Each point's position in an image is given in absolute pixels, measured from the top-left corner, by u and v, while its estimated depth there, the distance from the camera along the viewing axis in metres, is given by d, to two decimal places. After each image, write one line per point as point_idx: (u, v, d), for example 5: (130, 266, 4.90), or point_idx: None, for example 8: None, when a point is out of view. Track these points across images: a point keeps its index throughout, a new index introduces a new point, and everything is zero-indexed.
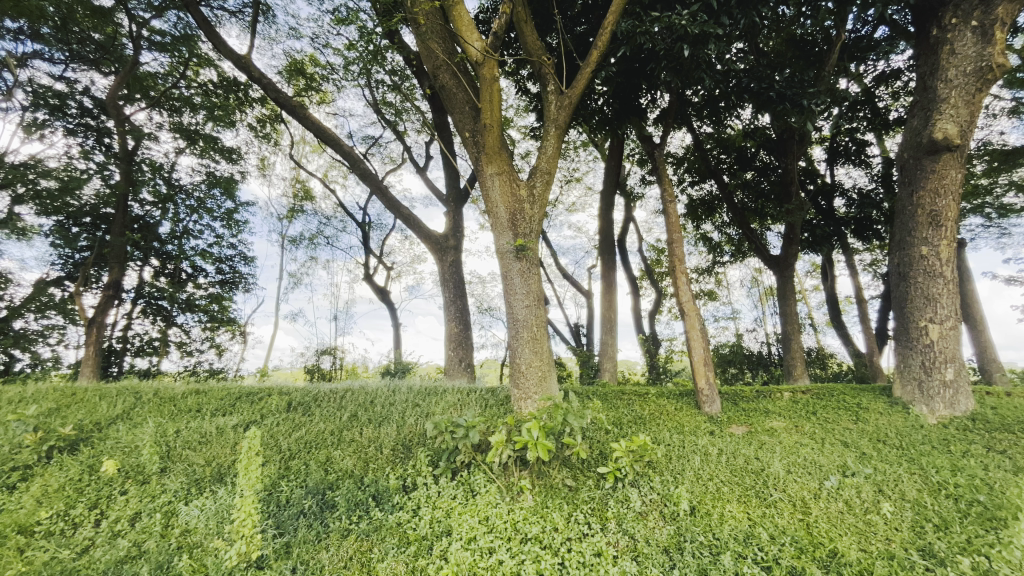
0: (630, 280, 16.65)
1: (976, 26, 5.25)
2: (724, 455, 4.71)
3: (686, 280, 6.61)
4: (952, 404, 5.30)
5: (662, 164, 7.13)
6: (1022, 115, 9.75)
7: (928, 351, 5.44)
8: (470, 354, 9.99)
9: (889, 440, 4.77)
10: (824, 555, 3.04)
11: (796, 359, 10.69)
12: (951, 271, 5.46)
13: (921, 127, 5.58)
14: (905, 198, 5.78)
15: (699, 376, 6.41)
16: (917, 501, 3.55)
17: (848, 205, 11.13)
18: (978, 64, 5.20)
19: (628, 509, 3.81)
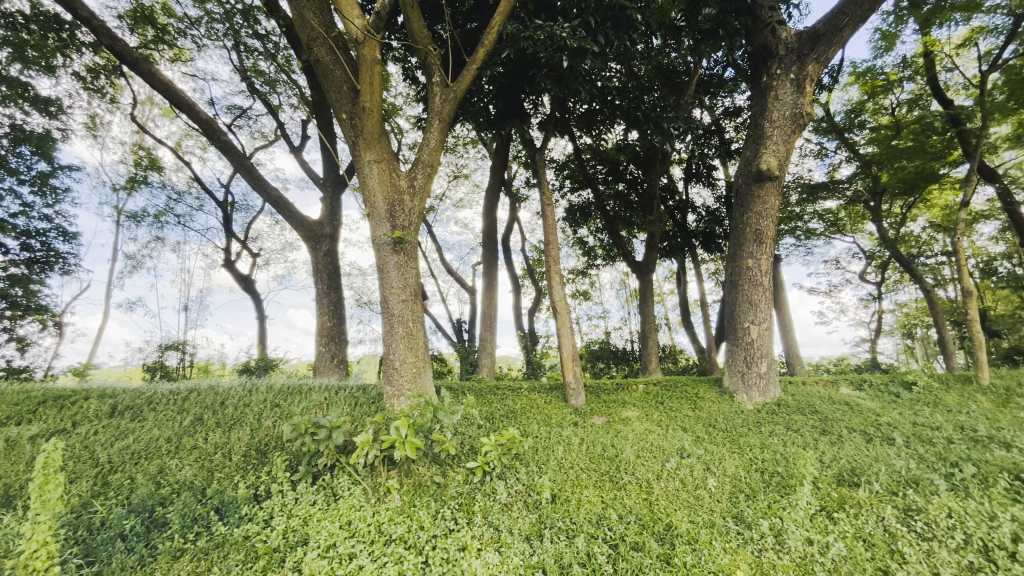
0: (512, 278, 17.15)
1: (794, 77, 6.29)
2: (584, 443, 5.08)
3: (559, 279, 6.97)
4: (763, 392, 6.35)
5: (542, 168, 7.42)
6: (823, 157, 12.05)
7: (749, 348, 6.44)
8: (344, 350, 9.43)
9: (718, 425, 5.54)
10: (661, 529, 3.42)
11: (651, 354, 11.95)
12: (768, 281, 6.51)
13: (752, 157, 6.55)
14: (737, 217, 6.75)
15: (568, 370, 6.83)
16: (734, 476, 4.17)
17: (698, 220, 12.73)
18: (794, 111, 6.26)
19: (494, 502, 3.90)
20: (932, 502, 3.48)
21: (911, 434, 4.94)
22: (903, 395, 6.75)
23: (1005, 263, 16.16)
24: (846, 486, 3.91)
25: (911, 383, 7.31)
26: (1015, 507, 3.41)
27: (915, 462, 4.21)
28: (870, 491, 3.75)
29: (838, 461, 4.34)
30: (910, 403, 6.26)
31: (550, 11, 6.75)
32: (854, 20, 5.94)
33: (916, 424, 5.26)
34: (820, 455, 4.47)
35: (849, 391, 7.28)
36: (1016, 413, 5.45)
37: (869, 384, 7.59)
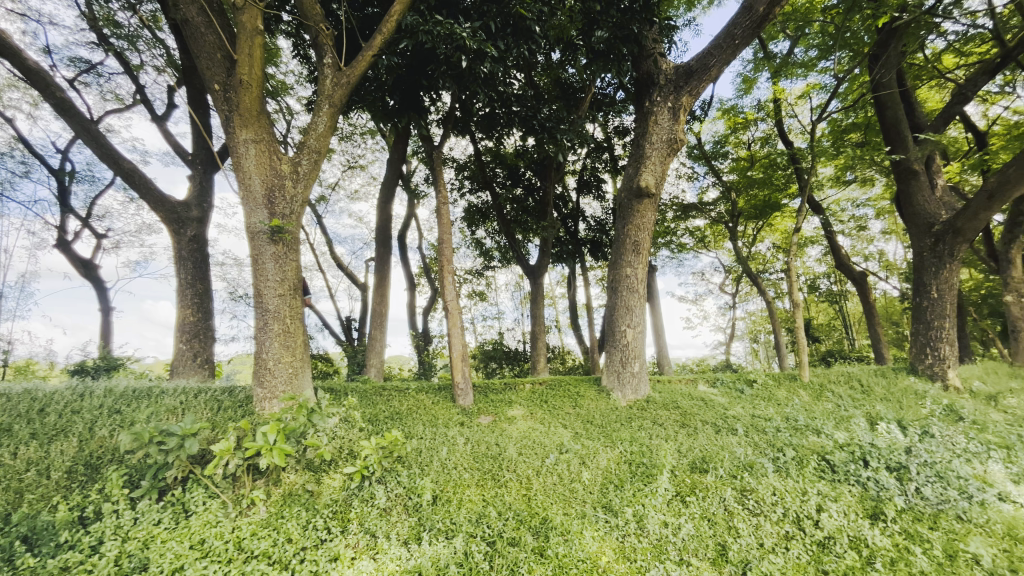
0: (408, 276, 16.74)
1: (671, 106, 6.92)
2: (468, 443, 5.12)
3: (451, 279, 6.93)
4: (636, 390, 6.92)
5: (439, 165, 7.33)
6: (694, 180, 13.53)
7: (625, 349, 6.99)
8: (210, 349, 8.44)
9: (594, 421, 5.93)
10: (537, 523, 3.55)
11: (540, 354, 12.45)
12: (643, 288, 7.11)
13: (633, 174, 7.09)
14: (619, 228, 7.27)
15: (457, 370, 6.82)
16: (605, 468, 4.49)
17: (588, 229, 13.55)
18: (669, 136, 6.89)
19: (372, 507, 3.76)
20: (762, 483, 4.07)
21: (750, 425, 5.73)
22: (746, 391, 7.83)
23: (825, 280, 19.56)
24: (697, 472, 4.41)
25: (753, 381, 8.49)
26: (820, 483, 4.13)
27: (751, 448, 4.89)
28: (716, 476, 4.28)
29: (693, 451, 4.88)
30: (751, 398, 7.27)
31: (452, 8, 6.70)
32: (720, 62, 6.58)
33: (754, 416, 6.12)
34: (678, 446, 5.00)
35: (706, 388, 8.24)
36: (826, 405, 6.60)
37: (721, 382, 8.68)
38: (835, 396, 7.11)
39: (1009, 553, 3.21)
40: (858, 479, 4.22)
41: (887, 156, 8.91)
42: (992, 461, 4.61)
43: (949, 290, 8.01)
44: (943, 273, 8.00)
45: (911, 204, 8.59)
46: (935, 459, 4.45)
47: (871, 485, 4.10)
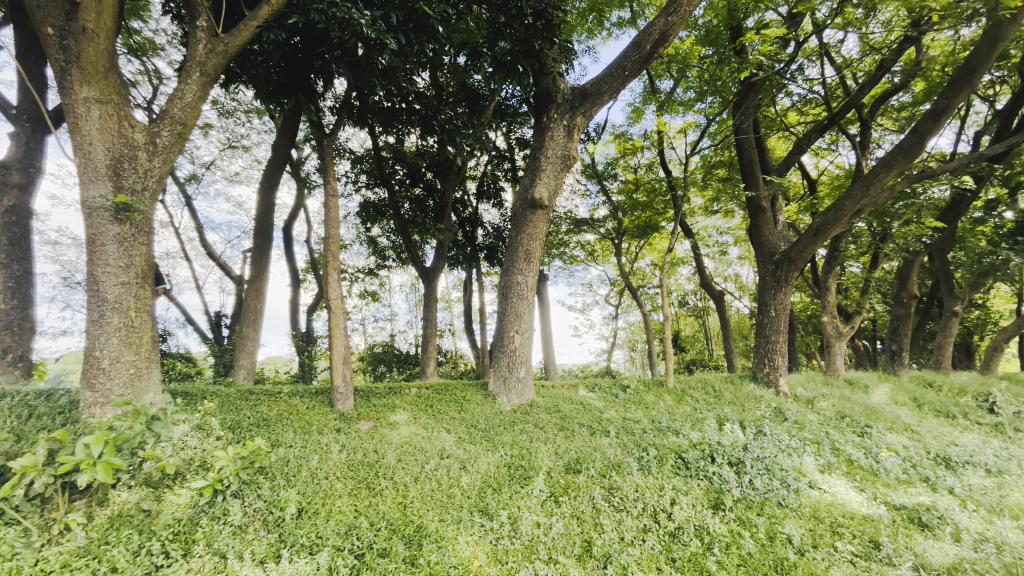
0: (292, 271, 15.49)
1: (567, 124, 7.19)
2: (344, 450, 4.83)
3: (336, 276, 6.55)
4: (520, 394, 7.12)
5: (329, 155, 6.90)
6: (587, 197, 14.37)
7: (512, 354, 7.15)
8: (26, 343, 6.99)
9: (478, 425, 5.95)
10: (411, 532, 3.45)
11: (430, 357, 12.28)
12: (532, 295, 7.35)
13: (529, 184, 7.26)
14: (512, 236, 7.42)
15: (337, 373, 6.44)
16: (484, 472, 4.53)
17: (485, 235, 13.69)
18: (563, 152, 7.17)
19: (224, 525, 3.37)
20: (627, 481, 4.41)
21: (621, 427, 6.19)
22: (620, 396, 8.45)
23: (692, 297, 21.98)
24: (571, 473, 4.63)
25: (626, 386, 9.22)
26: (675, 479, 4.58)
27: (620, 449, 5.28)
28: (587, 476, 4.54)
29: (568, 452, 5.13)
30: (624, 402, 7.88)
31: None
32: (611, 89, 6.97)
33: (625, 419, 6.61)
34: (555, 448, 5.22)
35: (585, 392, 8.76)
36: (685, 408, 7.38)
37: (599, 387, 9.28)
38: (693, 399, 7.98)
39: (813, 531, 3.83)
40: (706, 473, 4.75)
41: (742, 191, 10.27)
42: (806, 454, 5.51)
43: (783, 311, 9.45)
44: (780, 295, 9.41)
45: (759, 235, 10.00)
46: (764, 454, 5.18)
47: (715, 478, 4.64)
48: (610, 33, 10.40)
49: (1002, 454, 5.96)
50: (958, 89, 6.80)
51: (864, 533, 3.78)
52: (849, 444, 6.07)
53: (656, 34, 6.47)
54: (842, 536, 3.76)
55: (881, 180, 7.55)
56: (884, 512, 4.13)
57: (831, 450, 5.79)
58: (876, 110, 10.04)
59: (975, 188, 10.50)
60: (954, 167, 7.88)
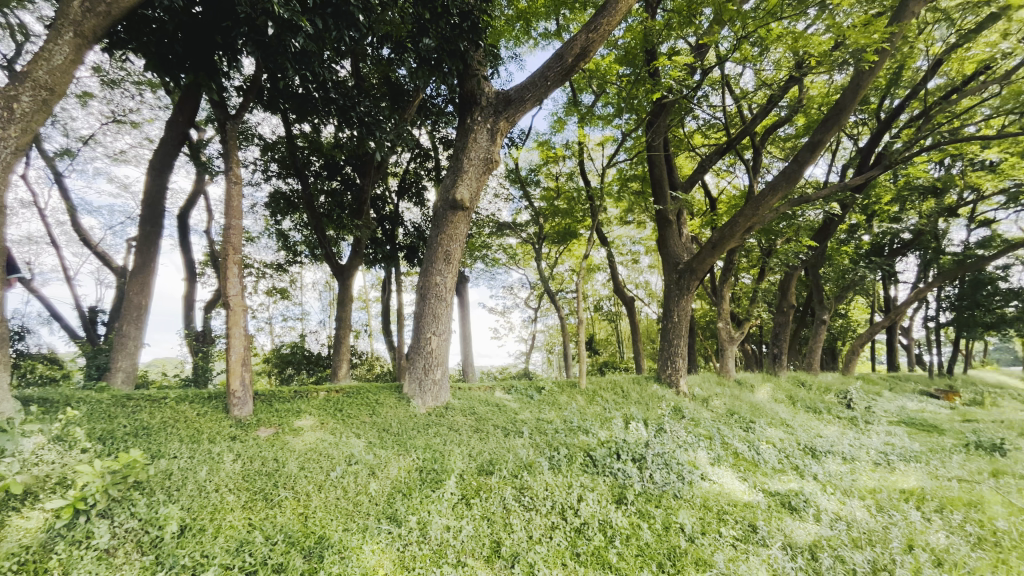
0: (187, 264, 14.03)
1: (490, 127, 7.15)
2: (238, 460, 4.45)
3: (237, 271, 6.03)
4: (435, 397, 7.03)
5: (232, 139, 6.33)
6: (510, 201, 14.56)
7: (428, 357, 7.03)
8: None
9: (390, 429, 5.78)
10: (311, 543, 3.27)
11: (343, 359, 11.74)
12: (451, 297, 7.28)
13: (450, 184, 7.15)
14: (432, 236, 7.28)
15: (234, 376, 5.93)
16: (394, 477, 4.39)
17: (405, 234, 13.36)
18: (485, 155, 7.13)
19: (86, 550, 2.96)
20: (537, 480, 4.51)
21: (534, 428, 6.33)
22: (535, 397, 8.64)
23: (607, 302, 23.11)
24: (483, 475, 4.65)
25: (541, 387, 9.46)
26: (583, 476, 4.77)
27: (533, 449, 5.39)
28: (500, 477, 4.58)
29: (481, 454, 5.14)
30: (538, 403, 8.07)
31: None
32: (534, 97, 7.02)
33: (539, 420, 6.77)
34: (468, 450, 5.21)
35: (501, 394, 8.85)
36: (595, 408, 7.73)
37: (515, 389, 9.44)
38: (602, 400, 8.37)
39: (703, 519, 4.18)
40: (611, 470, 5.00)
41: (652, 204, 10.98)
42: (700, 448, 6.01)
43: (684, 318, 10.23)
44: (682, 302, 10.18)
45: (666, 246, 10.76)
46: (664, 450, 5.56)
47: (620, 474, 4.90)
48: (536, 42, 10.65)
49: (855, 443, 6.91)
50: (830, 128, 7.77)
51: (744, 519, 4.19)
52: (736, 438, 6.71)
53: (578, 48, 6.63)
54: (726, 522, 4.13)
55: (768, 202, 8.43)
56: (760, 499, 4.62)
57: (721, 444, 6.36)
58: (766, 139, 11.21)
59: (841, 213, 12.10)
60: (825, 195, 9.00)
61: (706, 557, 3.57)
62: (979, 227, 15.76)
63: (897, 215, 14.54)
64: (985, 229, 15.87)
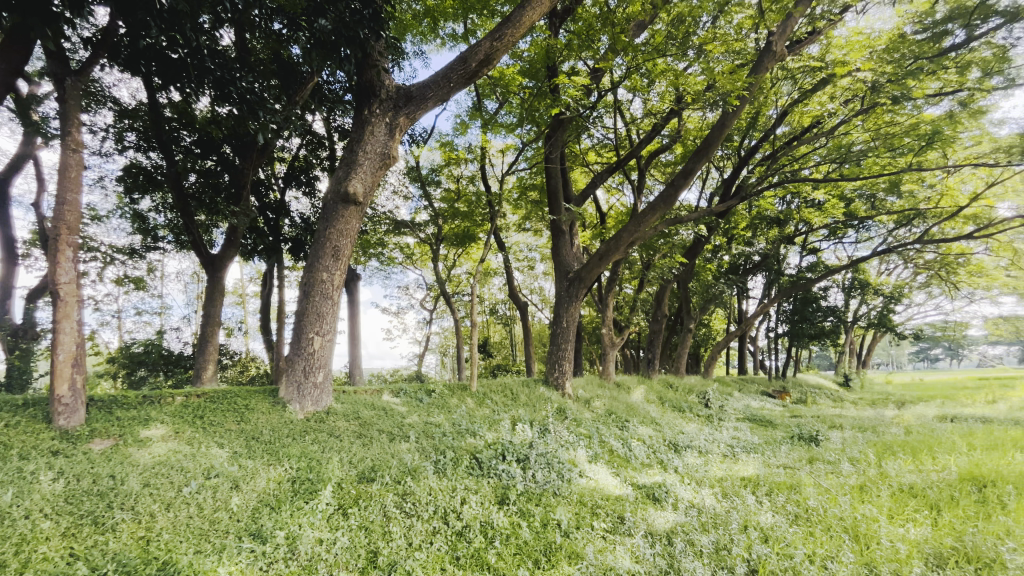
0: (5, 243, 11.55)
1: (388, 122, 6.83)
2: (61, 480, 3.75)
3: (72, 256, 5.11)
4: (316, 401, 6.60)
5: (74, 100, 5.36)
6: (409, 200, 14.20)
7: (310, 358, 6.57)
8: None
9: (261, 437, 5.28)
10: (153, 569, 2.86)
11: (209, 361, 10.52)
12: (338, 295, 6.86)
13: (343, 177, 6.72)
14: (320, 230, 6.79)
15: (61, 380, 5.00)
16: (262, 491, 4.01)
17: (291, 225, 12.38)
18: (383, 150, 6.80)
19: None
20: (420, 485, 4.43)
21: (421, 431, 6.22)
22: (425, 400, 8.52)
23: (502, 307, 23.60)
24: (363, 482, 4.45)
25: (431, 390, 9.33)
26: (467, 479, 4.79)
27: (418, 453, 5.29)
28: (381, 484, 4.42)
29: (363, 461, 4.92)
30: (427, 406, 7.97)
31: None
32: (436, 97, 6.79)
33: (427, 423, 6.67)
34: (349, 457, 4.95)
35: (389, 398, 8.57)
36: (484, 410, 7.82)
37: (404, 391, 9.22)
38: (492, 402, 8.50)
39: (578, 514, 4.43)
40: (495, 472, 5.08)
41: (547, 214, 11.43)
42: (579, 447, 6.38)
43: (571, 324, 10.79)
44: (571, 308, 10.73)
45: (559, 255, 11.27)
46: (547, 450, 5.81)
47: (503, 475, 5.00)
48: (443, 42, 10.56)
49: (709, 438, 7.83)
50: (702, 159, 8.72)
51: (614, 511, 4.53)
52: (612, 437, 7.24)
53: (481, 55, 6.52)
54: (598, 516, 4.43)
55: (649, 220, 9.22)
56: (628, 492, 5.02)
57: (599, 442, 6.82)
58: (650, 162, 12.28)
59: (707, 235, 13.68)
60: (695, 218, 10.09)
61: (579, 549, 3.78)
62: (808, 254, 18.87)
63: (750, 239, 16.86)
64: (812, 256, 19.05)
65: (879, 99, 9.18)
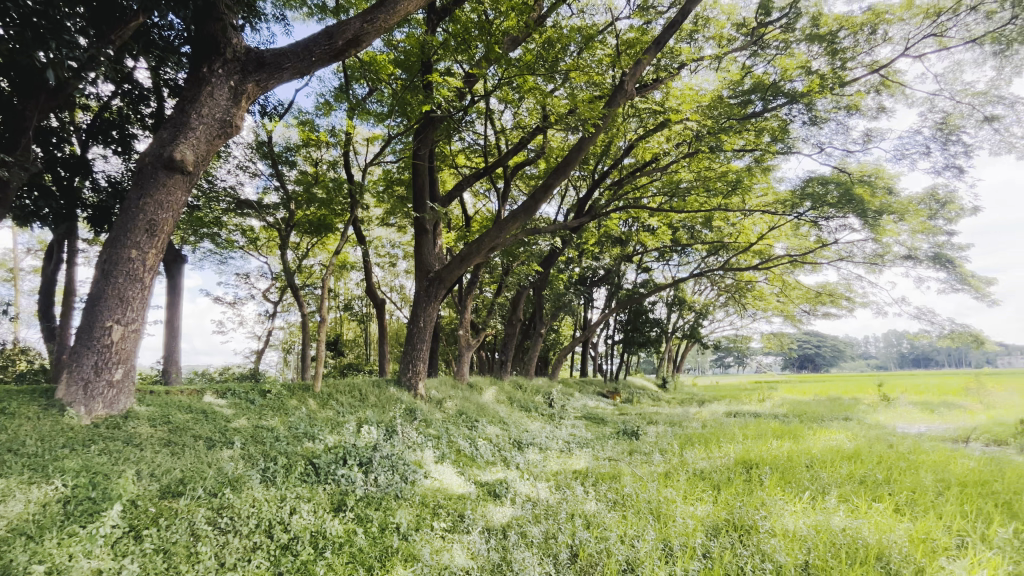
0: None
1: (232, 86, 5.85)
2: None
3: None
4: (110, 404, 5.52)
5: None
6: (257, 178, 12.69)
7: (105, 351, 5.43)
8: None
9: (21, 450, 4.18)
10: None
11: None
12: (151, 278, 5.77)
13: (167, 140, 5.65)
14: (131, 199, 5.64)
15: None
16: (18, 516, 3.17)
17: (93, 189, 10.18)
18: (223, 117, 5.83)
19: None
20: (242, 497, 3.94)
21: (250, 436, 5.57)
22: (257, 402, 7.63)
23: (358, 303, 22.45)
24: (167, 498, 3.81)
25: (266, 391, 8.42)
26: (299, 487, 4.41)
27: (242, 462, 4.71)
28: (191, 498, 3.83)
29: (170, 473, 4.23)
30: (259, 408, 7.16)
31: None
32: (293, 70, 5.94)
33: (257, 427, 5.99)
34: (150, 470, 4.20)
35: (211, 399, 7.51)
36: (327, 412, 7.30)
37: (232, 393, 8.14)
38: (337, 403, 7.98)
39: (419, 516, 4.39)
40: (333, 477, 4.77)
41: (411, 210, 11.16)
42: (427, 448, 6.35)
43: (428, 324, 10.69)
44: (429, 308, 10.65)
45: (421, 253, 11.09)
46: (392, 452, 5.65)
47: (342, 481, 4.72)
48: (310, 13, 9.69)
49: (550, 435, 8.43)
50: (561, 176, 9.36)
51: (454, 510, 4.59)
52: (461, 436, 7.35)
53: (350, 34, 5.91)
54: (439, 516, 4.45)
55: (510, 228, 9.56)
56: (471, 490, 5.14)
57: (447, 443, 6.87)
58: (515, 172, 12.80)
59: (562, 248, 14.76)
60: (551, 231, 10.77)
61: (416, 551, 3.74)
62: (642, 272, 21.58)
63: (597, 255, 18.67)
64: (645, 274, 21.80)
65: (701, 146, 10.95)
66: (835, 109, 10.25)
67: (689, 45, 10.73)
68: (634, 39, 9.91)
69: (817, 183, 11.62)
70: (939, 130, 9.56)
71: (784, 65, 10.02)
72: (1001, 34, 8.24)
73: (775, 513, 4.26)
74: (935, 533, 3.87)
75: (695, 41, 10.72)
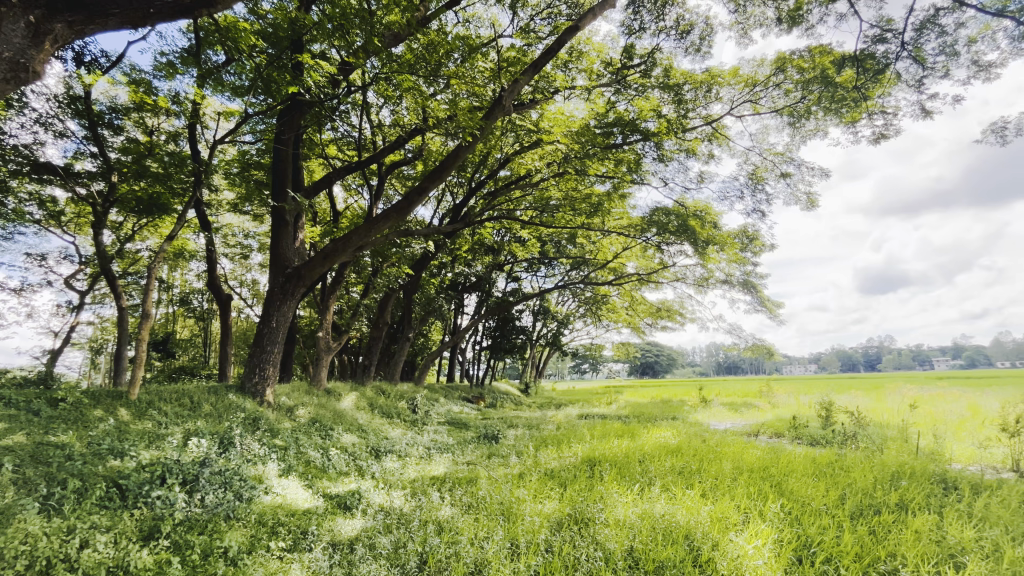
0: None
1: (32, 22, 3.64)
2: None
3: None
4: None
5: None
6: (64, 138, 10.36)
7: None
8: None
9: None
10: None
11: None
12: None
13: None
14: None
15: None
16: None
17: None
18: (15, 60, 3.58)
19: None
20: (8, 533, 3.13)
21: (27, 457, 4.47)
22: (43, 413, 6.17)
23: (198, 297, 19.64)
24: None
25: (58, 399, 6.86)
26: (96, 516, 3.66)
27: (14, 489, 3.75)
28: None
29: None
30: (47, 421, 5.81)
31: None
32: (122, 23, 4.04)
33: (40, 445, 4.83)
34: None
35: None
36: (145, 424, 6.20)
37: (4, 401, 6.47)
38: (158, 413, 6.82)
39: (252, 537, 3.96)
40: (144, 501, 4.05)
41: (269, 197, 10.12)
42: (269, 461, 5.76)
43: (281, 325, 9.73)
44: (283, 307, 9.69)
45: (277, 246, 10.07)
46: (226, 466, 5.01)
47: (157, 504, 4.04)
48: None
49: (410, 442, 8.25)
50: (435, 179, 9.32)
51: (299, 527, 4.24)
52: (311, 447, 6.83)
53: None
54: (277, 535, 4.07)
55: (378, 227, 9.20)
56: (318, 504, 4.80)
57: (294, 455, 6.30)
58: (390, 170, 12.40)
59: (434, 253, 14.61)
60: (422, 235, 10.61)
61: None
62: (512, 281, 22.42)
63: (469, 261, 18.91)
64: (514, 283, 22.72)
65: (568, 167, 11.81)
66: (677, 150, 11.85)
67: (564, 73, 11.49)
68: (515, 58, 10.36)
69: (661, 213, 13.29)
70: (751, 179, 11.63)
71: (640, 106, 11.38)
72: (794, 109, 10.38)
73: (610, 504, 4.75)
74: (729, 513, 4.65)
75: (569, 71, 11.54)
